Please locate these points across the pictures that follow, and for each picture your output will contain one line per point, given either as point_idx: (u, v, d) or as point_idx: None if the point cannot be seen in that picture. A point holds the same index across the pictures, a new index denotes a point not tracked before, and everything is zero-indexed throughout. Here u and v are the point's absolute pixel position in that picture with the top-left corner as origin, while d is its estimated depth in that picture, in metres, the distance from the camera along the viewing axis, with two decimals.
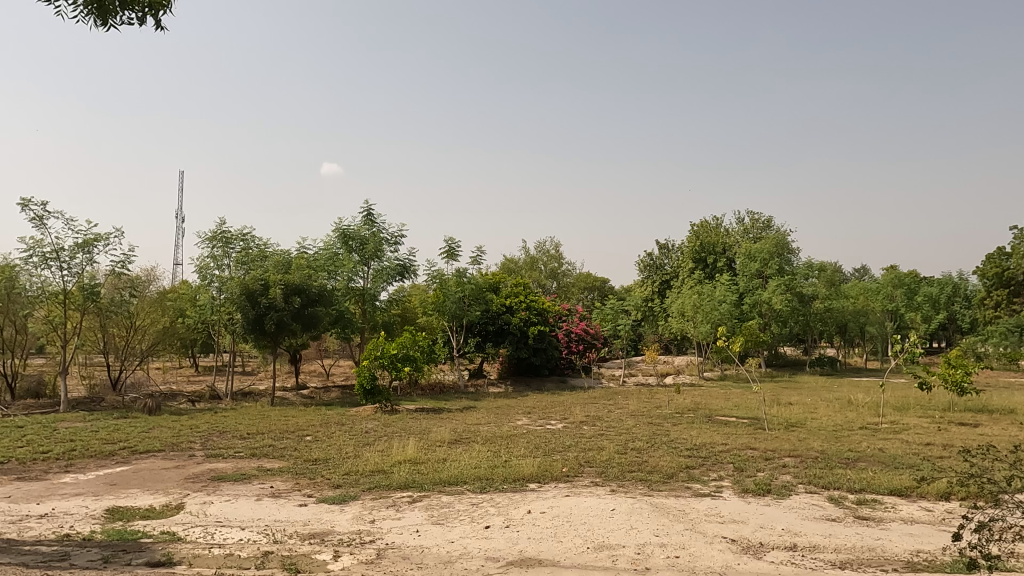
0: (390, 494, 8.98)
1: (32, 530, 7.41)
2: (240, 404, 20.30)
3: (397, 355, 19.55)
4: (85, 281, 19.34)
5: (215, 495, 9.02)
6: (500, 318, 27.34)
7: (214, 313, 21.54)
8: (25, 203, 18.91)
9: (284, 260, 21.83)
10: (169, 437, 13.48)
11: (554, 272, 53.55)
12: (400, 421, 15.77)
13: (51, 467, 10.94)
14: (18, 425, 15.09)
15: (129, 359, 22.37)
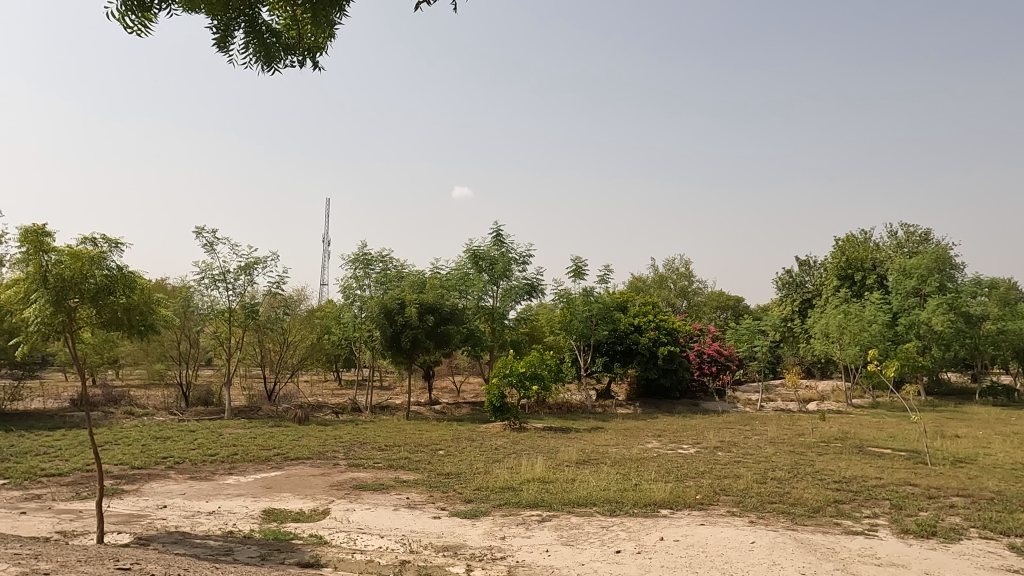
0: (520, 511, 9.05)
1: (202, 525, 8.23)
2: (378, 417, 21.37)
3: (525, 373, 19.78)
4: (246, 300, 21.40)
5: (357, 503, 9.55)
6: (628, 338, 26.93)
7: (355, 330, 22.91)
8: (198, 231, 21.27)
9: (418, 280, 22.84)
10: (316, 446, 14.47)
11: (684, 291, 52.03)
12: (528, 439, 15.90)
13: (217, 469, 12.11)
14: (190, 429, 16.86)
15: (282, 372, 24.36)
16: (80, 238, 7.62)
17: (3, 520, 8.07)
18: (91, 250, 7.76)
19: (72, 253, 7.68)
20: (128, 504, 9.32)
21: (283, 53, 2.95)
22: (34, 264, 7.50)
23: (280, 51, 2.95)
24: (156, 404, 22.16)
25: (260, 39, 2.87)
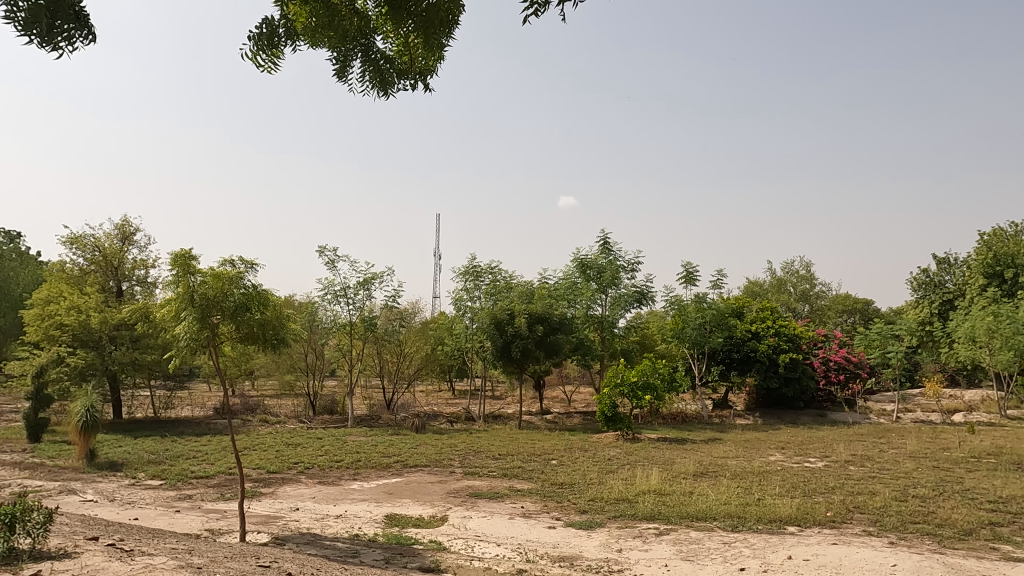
0: (636, 524, 8.88)
1: (331, 528, 8.71)
2: (491, 427, 21.72)
3: (637, 383, 19.43)
4: (365, 314, 22.55)
5: (473, 511, 9.75)
6: (745, 345, 25.79)
7: (467, 341, 23.46)
8: (321, 250, 22.68)
9: (527, 291, 23.13)
10: (433, 454, 14.93)
11: (806, 294, 49.08)
12: (642, 450, 15.58)
13: (343, 474, 12.78)
14: (318, 437, 17.92)
15: (400, 382, 25.38)
16: (221, 260, 8.35)
17: (161, 518, 8.93)
18: (230, 271, 8.47)
19: (214, 274, 8.41)
20: (265, 506, 10.02)
21: (398, 79, 2.98)
22: (183, 285, 8.29)
23: (395, 78, 2.99)
24: (287, 413, 23.74)
25: (374, 66, 2.93)
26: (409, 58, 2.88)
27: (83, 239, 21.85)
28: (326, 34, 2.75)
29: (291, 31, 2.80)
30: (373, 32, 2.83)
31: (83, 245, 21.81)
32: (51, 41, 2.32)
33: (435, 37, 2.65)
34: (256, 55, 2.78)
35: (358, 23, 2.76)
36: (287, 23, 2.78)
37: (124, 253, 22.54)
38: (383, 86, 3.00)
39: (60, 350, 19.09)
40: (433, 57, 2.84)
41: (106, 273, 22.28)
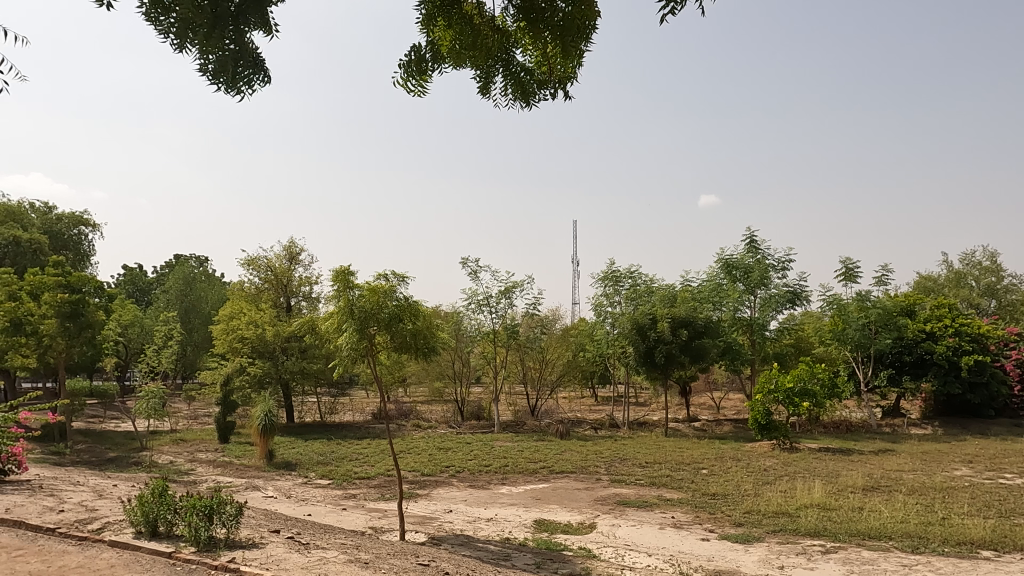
0: (799, 540, 8.30)
1: (483, 530, 8.97)
2: (636, 434, 21.33)
3: (794, 389, 18.22)
4: (507, 322, 23.14)
5: (622, 519, 9.61)
6: (919, 346, 23.34)
7: (608, 346, 23.20)
8: (464, 261, 23.55)
9: (669, 294, 22.52)
10: (578, 461, 14.93)
11: (992, 288, 43.48)
12: (801, 461, 14.57)
13: (492, 479, 13.13)
14: (467, 441, 18.56)
15: (543, 389, 25.68)
16: (376, 274, 8.92)
17: (331, 515, 9.68)
18: (384, 284, 9.03)
19: (370, 287, 9.01)
20: (421, 507, 10.53)
21: (540, 90, 3.00)
22: (344, 299, 8.96)
23: (537, 88, 3.00)
24: (438, 418, 24.86)
25: (516, 80, 2.97)
26: (548, 67, 2.88)
27: (257, 261, 24.34)
28: (469, 53, 2.83)
29: (437, 56, 2.92)
30: (512, 45, 2.88)
31: (258, 265, 24.30)
32: (236, 87, 2.61)
33: (573, 44, 2.63)
34: (406, 81, 2.94)
35: (500, 39, 2.82)
36: (433, 49, 2.90)
37: (291, 271, 24.80)
38: (526, 98, 3.03)
39: (242, 360, 21.37)
40: (573, 64, 2.81)
41: (277, 290, 24.63)
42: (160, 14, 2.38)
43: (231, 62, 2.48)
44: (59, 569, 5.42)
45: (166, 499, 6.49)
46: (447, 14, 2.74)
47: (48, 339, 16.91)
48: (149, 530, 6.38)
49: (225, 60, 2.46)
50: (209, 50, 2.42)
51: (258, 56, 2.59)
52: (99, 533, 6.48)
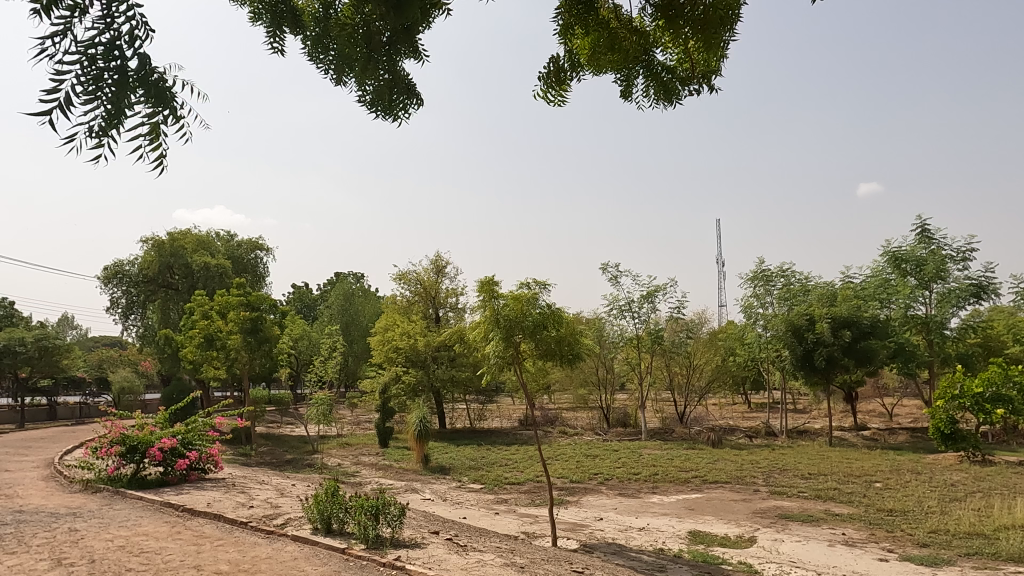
0: (999, 565, 7.33)
1: (635, 540, 8.80)
2: (796, 443, 19.96)
3: (985, 395, 16.06)
4: (651, 327, 22.72)
5: (785, 534, 9.02)
6: None
7: (761, 350, 21.92)
8: (604, 267, 23.46)
9: (828, 292, 20.91)
10: (734, 471, 14.23)
11: None
12: (997, 475, 12.86)
13: (642, 487, 12.87)
14: (615, 449, 18.35)
15: (692, 395, 24.83)
16: (519, 283, 9.11)
17: (485, 518, 9.98)
18: (527, 292, 9.19)
19: (514, 296, 9.22)
20: (572, 514, 10.55)
21: (684, 87, 2.88)
22: (489, 308, 9.24)
23: (680, 85, 2.89)
24: (584, 425, 24.84)
25: (657, 80, 2.89)
26: (690, 64, 2.74)
27: (408, 275, 25.80)
28: (608, 57, 2.80)
29: (576, 62, 2.91)
30: (651, 46, 2.80)
31: (408, 279, 25.75)
32: (391, 113, 2.77)
33: (716, 38, 2.50)
34: (546, 92, 2.96)
35: (638, 42, 2.74)
36: (571, 56, 2.90)
37: (438, 283, 25.99)
38: (668, 96, 2.93)
39: (398, 369, 22.67)
40: (718, 58, 2.67)
41: (427, 302, 25.88)
42: (321, 53, 2.66)
43: (386, 89, 2.63)
44: (253, 559, 6.04)
45: (337, 498, 7.04)
46: (584, 21, 2.69)
47: (234, 352, 18.99)
48: (324, 527, 6.94)
49: (380, 88, 2.62)
50: (366, 80, 2.59)
51: (409, 82, 2.74)
52: (282, 527, 7.15)
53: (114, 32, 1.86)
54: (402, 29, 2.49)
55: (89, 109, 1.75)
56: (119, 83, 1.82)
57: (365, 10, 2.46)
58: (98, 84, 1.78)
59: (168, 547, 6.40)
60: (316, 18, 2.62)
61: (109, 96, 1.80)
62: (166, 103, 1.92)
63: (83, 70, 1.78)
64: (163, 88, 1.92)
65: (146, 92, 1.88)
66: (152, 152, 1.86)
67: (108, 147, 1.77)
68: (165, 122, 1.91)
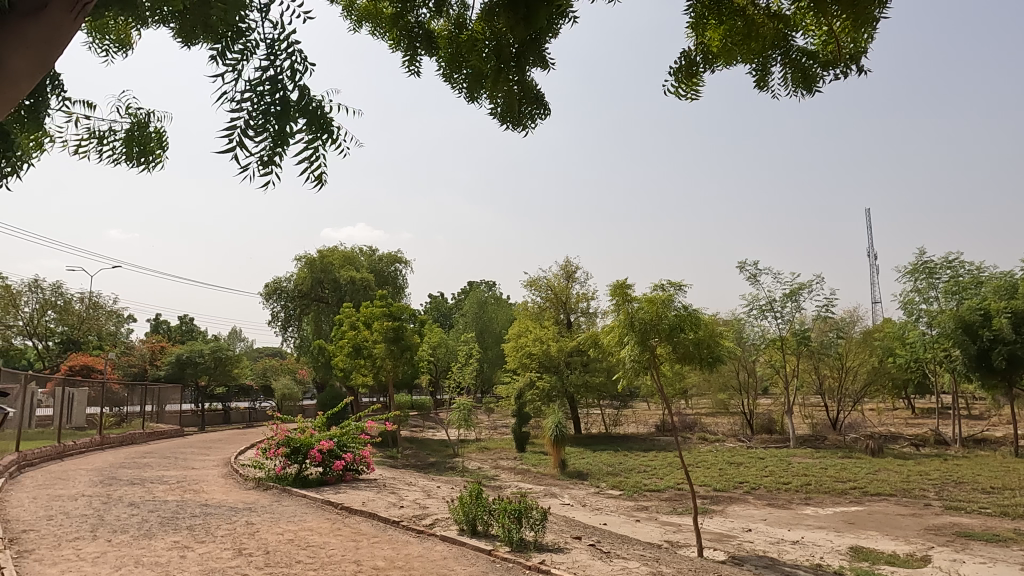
0: None
1: (790, 554, 8.29)
2: (973, 452, 17.91)
3: None
4: (796, 327, 21.38)
5: (966, 554, 8.09)
6: None
7: (926, 350, 19.91)
8: (742, 266, 22.42)
9: (1006, 284, 18.59)
10: (899, 482, 12.99)
11: None
12: None
13: (793, 498, 12.10)
14: (760, 456, 17.41)
15: (845, 400, 23.06)
16: (653, 285, 8.93)
17: (626, 525, 9.83)
18: (662, 295, 8.99)
19: (648, 299, 9.04)
20: (717, 523, 10.14)
21: (825, 72, 2.65)
22: (623, 312, 9.13)
23: (821, 71, 2.66)
24: (725, 431, 23.82)
25: (797, 67, 2.67)
26: (836, 45, 2.51)
27: (539, 281, 26.13)
28: (744, 47, 2.64)
29: (708, 56, 2.77)
30: (789, 30, 2.61)
31: (539, 286, 26.05)
32: (520, 126, 2.77)
33: (869, 7, 2.26)
34: (678, 89, 2.82)
35: (778, 26, 2.56)
36: (703, 51, 2.75)
37: (569, 288, 26.06)
38: (807, 84, 2.71)
39: (532, 374, 22.93)
40: (868, 34, 2.41)
41: (558, 307, 26.04)
42: (455, 72, 2.78)
43: (516, 100, 2.62)
44: (406, 556, 6.36)
45: (481, 500, 7.24)
46: (718, 12, 2.58)
47: (380, 361, 20.18)
48: (470, 529, 7.16)
49: (512, 99, 2.61)
50: (497, 93, 2.61)
51: (538, 92, 2.72)
52: (431, 527, 7.48)
53: (278, 70, 2.07)
54: (531, 39, 2.51)
55: (258, 142, 1.94)
56: (284, 114, 2.00)
57: (495, 25, 2.51)
58: (265, 118, 1.97)
59: (331, 542, 6.89)
60: (449, 39, 2.74)
61: (276, 127, 1.98)
62: (323, 129, 2.10)
63: (253, 106, 1.98)
64: (321, 115, 2.10)
65: (306, 119, 2.05)
66: (311, 174, 2.02)
67: (277, 175, 1.97)
68: (323, 146, 2.09)
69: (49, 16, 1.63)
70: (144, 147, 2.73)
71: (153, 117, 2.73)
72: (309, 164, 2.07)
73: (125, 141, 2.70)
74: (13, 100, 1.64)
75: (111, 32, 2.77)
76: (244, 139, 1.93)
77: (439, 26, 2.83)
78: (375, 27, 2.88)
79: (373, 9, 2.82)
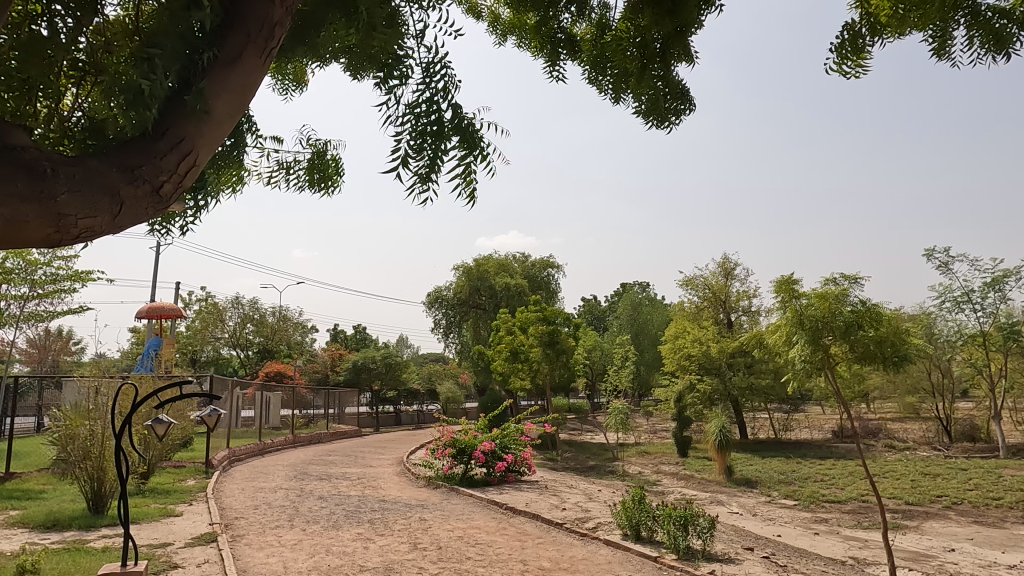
0: None
1: None
2: None
3: None
4: (1002, 320, 18.62)
5: None
6: None
7: None
8: (929, 253, 20.05)
9: None
10: None
11: None
12: None
13: (1007, 516, 10.57)
14: (962, 467, 15.41)
15: None
16: (823, 280, 8.28)
17: (804, 538, 9.15)
18: (834, 289, 8.30)
19: (819, 294, 8.40)
20: (912, 540, 9.14)
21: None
22: (790, 309, 8.54)
23: (1017, 31, 2.31)
24: (916, 438, 21.41)
25: (986, 29, 2.34)
26: None
27: (695, 280, 25.21)
28: (917, 16, 2.38)
29: (876, 26, 2.53)
30: None
31: (696, 285, 25.12)
32: (664, 123, 2.68)
33: None
34: (841, 64, 2.59)
35: None
36: (870, 20, 2.52)
37: (728, 286, 24.82)
38: (1001, 47, 2.36)
39: (692, 377, 22.11)
40: None
41: (717, 307, 24.92)
42: (597, 74, 2.77)
43: (661, 98, 2.55)
44: (571, 559, 6.40)
45: (645, 506, 7.08)
46: None
47: (537, 364, 20.55)
48: (634, 534, 7.06)
49: (656, 97, 2.56)
50: (640, 91, 2.56)
51: (684, 86, 2.62)
52: (595, 531, 7.46)
53: (433, 91, 2.20)
54: (677, 32, 2.44)
55: (414, 163, 2.07)
56: (441, 133, 2.12)
57: (637, 21, 2.49)
58: (422, 139, 2.09)
59: (497, 541, 7.12)
60: (591, 41, 2.75)
61: (433, 145, 2.10)
62: (474, 144, 2.19)
63: (412, 128, 2.11)
64: (472, 132, 2.19)
65: (459, 137, 2.16)
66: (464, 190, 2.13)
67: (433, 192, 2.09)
68: (475, 162, 2.19)
69: (242, 66, 1.85)
70: (323, 173, 3.01)
71: (329, 145, 2.99)
72: (461, 180, 2.19)
73: (308, 169, 3.00)
74: (216, 140, 1.87)
75: (289, 72, 3.08)
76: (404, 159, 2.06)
77: (581, 29, 2.85)
78: (519, 37, 2.97)
79: (516, 21, 2.91)
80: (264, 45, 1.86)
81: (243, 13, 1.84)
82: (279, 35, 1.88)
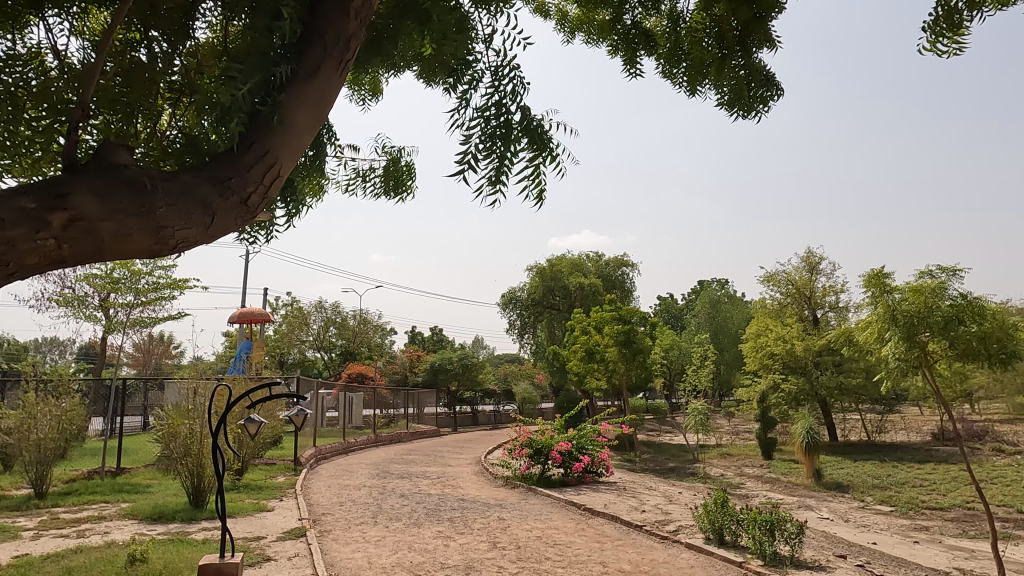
0: None
1: None
2: None
3: None
4: None
5: None
6: None
7: None
8: None
9: None
10: None
11: None
12: None
13: None
14: None
15: None
16: (918, 273, 7.81)
17: (902, 546, 8.64)
18: (930, 282, 7.81)
19: (913, 288, 7.93)
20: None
21: None
22: (882, 304, 8.10)
23: None
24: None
25: None
26: None
27: (777, 276, 24.30)
28: None
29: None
30: None
31: (778, 281, 24.22)
32: (749, 112, 2.57)
33: None
34: (936, 43, 2.44)
35: None
36: None
37: (813, 282, 23.78)
38: None
39: (776, 376, 21.33)
40: None
41: (801, 303, 23.92)
42: (672, 67, 2.71)
43: (744, 86, 2.46)
44: (652, 562, 6.29)
45: (729, 509, 6.88)
46: None
47: (613, 364, 20.32)
48: (717, 538, 6.87)
49: (738, 87, 2.47)
50: (720, 82, 2.48)
51: (766, 73, 2.52)
52: (676, 534, 7.31)
53: (503, 93, 2.22)
54: (756, 18, 2.36)
55: (485, 164, 2.09)
56: (510, 135, 2.13)
57: (714, 11, 2.42)
58: (492, 141, 2.11)
59: (576, 542, 7.10)
60: (665, 35, 2.70)
61: (502, 147, 2.11)
62: (544, 145, 2.19)
63: (483, 131, 2.13)
64: (542, 134, 2.19)
65: (529, 139, 2.17)
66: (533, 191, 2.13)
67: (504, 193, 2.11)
68: (544, 162, 2.18)
69: (320, 79, 1.92)
70: (397, 180, 3.09)
71: (403, 152, 3.07)
72: (531, 181, 2.20)
73: (384, 177, 3.09)
74: (297, 151, 1.96)
75: (366, 82, 3.18)
76: (475, 162, 2.09)
77: (652, 22, 2.80)
78: (588, 33, 2.94)
79: (584, 17, 2.88)
80: (340, 57, 1.94)
81: (321, 29, 1.92)
82: (354, 48, 1.96)
